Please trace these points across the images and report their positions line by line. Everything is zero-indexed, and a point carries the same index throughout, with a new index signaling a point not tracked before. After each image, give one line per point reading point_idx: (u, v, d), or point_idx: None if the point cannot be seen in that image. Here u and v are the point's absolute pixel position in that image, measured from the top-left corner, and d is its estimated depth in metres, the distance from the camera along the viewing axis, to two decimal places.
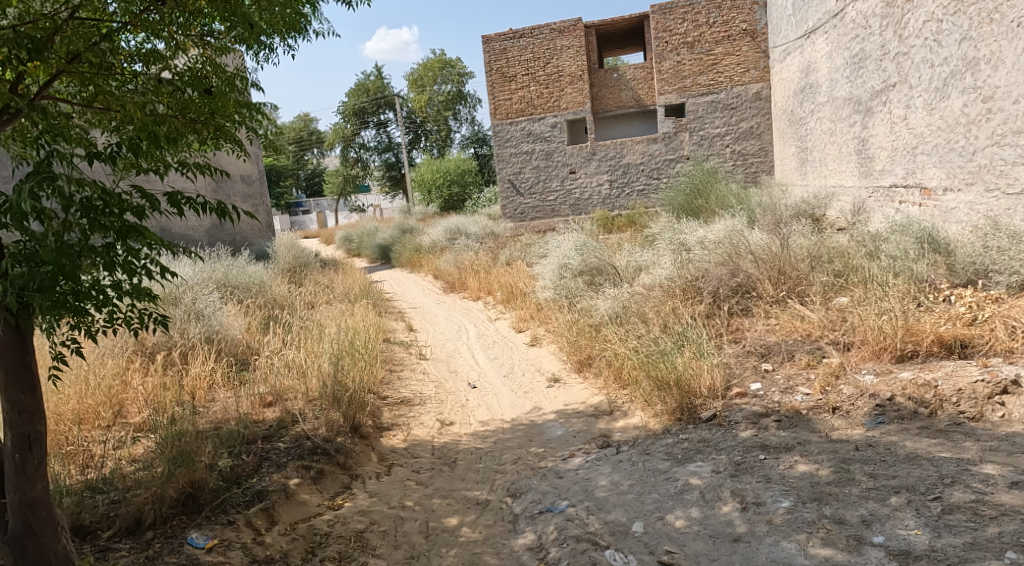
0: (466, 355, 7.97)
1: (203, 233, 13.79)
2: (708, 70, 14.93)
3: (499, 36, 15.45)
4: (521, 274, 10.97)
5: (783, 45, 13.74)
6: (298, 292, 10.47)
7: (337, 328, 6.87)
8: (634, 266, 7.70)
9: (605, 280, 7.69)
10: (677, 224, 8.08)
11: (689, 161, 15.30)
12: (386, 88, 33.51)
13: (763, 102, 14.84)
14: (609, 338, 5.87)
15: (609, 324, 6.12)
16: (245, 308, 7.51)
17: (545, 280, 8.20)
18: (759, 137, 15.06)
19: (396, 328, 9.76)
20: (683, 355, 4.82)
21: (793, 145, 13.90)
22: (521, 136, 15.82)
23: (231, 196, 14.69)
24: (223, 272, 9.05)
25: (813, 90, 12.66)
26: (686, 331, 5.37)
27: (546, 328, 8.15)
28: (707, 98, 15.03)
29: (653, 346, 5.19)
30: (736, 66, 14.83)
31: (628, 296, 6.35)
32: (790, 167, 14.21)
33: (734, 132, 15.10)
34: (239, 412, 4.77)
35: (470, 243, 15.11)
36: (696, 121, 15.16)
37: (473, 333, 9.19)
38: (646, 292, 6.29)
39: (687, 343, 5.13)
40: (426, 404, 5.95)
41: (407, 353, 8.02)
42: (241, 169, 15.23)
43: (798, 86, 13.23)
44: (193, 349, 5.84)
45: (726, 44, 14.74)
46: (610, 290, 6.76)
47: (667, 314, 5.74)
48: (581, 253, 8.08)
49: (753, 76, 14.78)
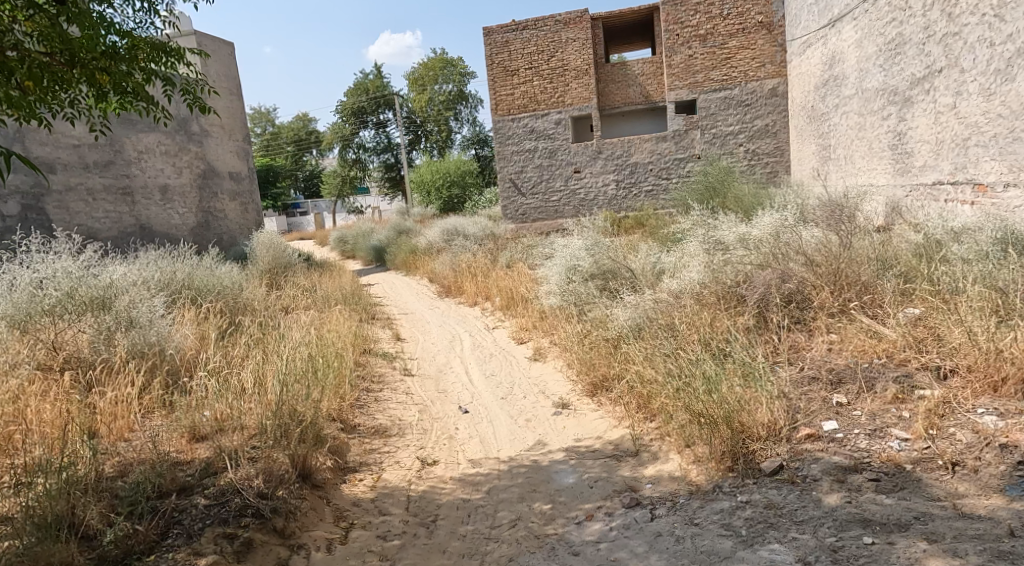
0: (459, 371, 6.91)
1: (185, 232, 12.73)
2: (721, 64, 13.88)
3: (501, 27, 14.39)
4: (520, 278, 9.85)
5: (802, 37, 12.71)
6: (274, 297, 9.42)
7: (303, 341, 5.79)
8: (653, 274, 6.60)
9: (621, 289, 6.60)
10: (703, 220, 6.98)
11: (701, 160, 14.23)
12: (385, 87, 32.52)
13: (780, 99, 13.78)
14: (630, 356, 4.83)
15: (630, 340, 5.04)
16: (200, 317, 6.48)
17: (549, 286, 7.11)
18: (775, 135, 13.98)
19: (381, 337, 8.70)
20: (734, 386, 3.75)
21: (812, 143, 12.84)
22: (523, 133, 14.77)
23: (217, 194, 13.67)
24: (186, 274, 8.07)
25: (838, 83, 11.59)
26: (729, 351, 4.32)
27: (551, 341, 7.10)
28: (720, 94, 13.98)
29: (690, 371, 4.13)
30: (751, 61, 13.78)
31: (650, 306, 5.29)
32: (809, 166, 13.14)
33: (749, 130, 14.03)
34: (158, 455, 3.73)
35: (468, 244, 14.04)
36: (709, 118, 14.10)
37: (468, 345, 8.08)
38: (674, 302, 5.21)
39: (733, 367, 4.08)
40: (406, 436, 4.90)
41: (391, 370, 6.93)
42: (229, 165, 14.18)
43: (820, 80, 12.18)
44: (121, 367, 4.83)
45: (741, 37, 13.70)
46: (627, 299, 5.69)
47: (703, 331, 4.66)
48: (593, 254, 7.01)
49: (769, 71, 13.73)
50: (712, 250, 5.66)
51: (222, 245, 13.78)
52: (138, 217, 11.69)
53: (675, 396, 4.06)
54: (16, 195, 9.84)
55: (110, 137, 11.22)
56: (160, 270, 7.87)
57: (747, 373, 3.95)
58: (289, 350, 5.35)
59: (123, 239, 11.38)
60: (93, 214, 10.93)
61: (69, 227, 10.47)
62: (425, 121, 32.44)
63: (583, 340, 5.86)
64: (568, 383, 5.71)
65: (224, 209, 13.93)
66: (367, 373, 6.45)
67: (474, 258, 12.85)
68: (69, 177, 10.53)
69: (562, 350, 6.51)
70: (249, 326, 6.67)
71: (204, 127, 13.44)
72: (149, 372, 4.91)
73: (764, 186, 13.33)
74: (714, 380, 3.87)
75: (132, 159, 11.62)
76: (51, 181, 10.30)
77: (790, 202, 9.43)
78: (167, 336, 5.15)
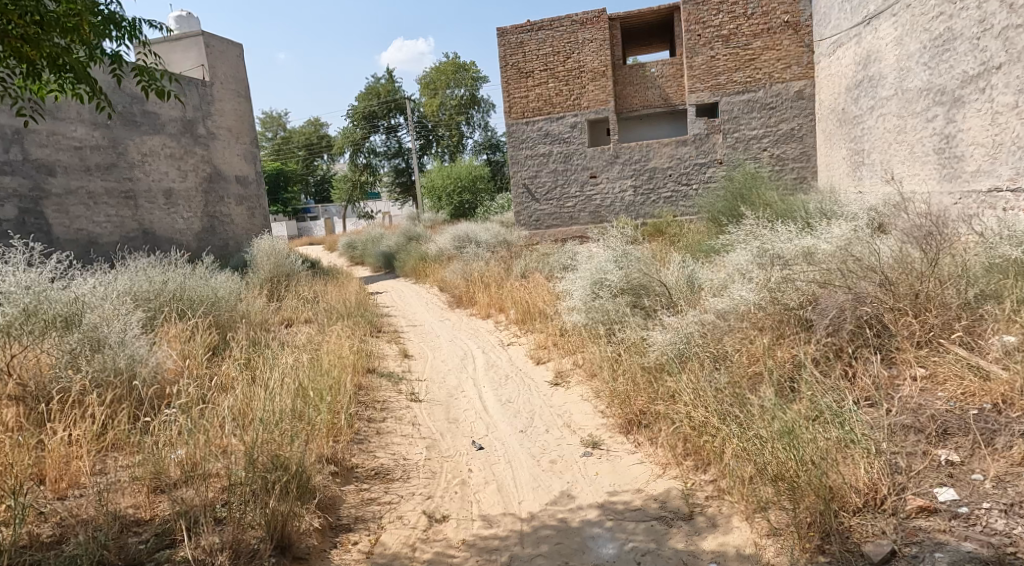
0: (471, 395, 6.22)
1: (189, 238, 12.10)
2: (745, 66, 13.13)
3: (516, 27, 13.76)
4: (537, 290, 9.11)
5: (833, 36, 11.90)
6: (273, 310, 8.79)
7: (298, 364, 5.12)
8: (688, 292, 5.88)
9: (658, 309, 5.88)
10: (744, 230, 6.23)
11: (723, 166, 13.47)
12: (397, 91, 32.04)
13: (807, 102, 12.98)
14: (676, 391, 4.14)
15: (674, 372, 4.30)
16: (185, 335, 5.81)
17: (572, 302, 6.40)
18: (801, 140, 13.18)
19: (387, 354, 8.04)
20: (822, 440, 3.12)
21: (843, 148, 12.01)
22: (537, 137, 14.08)
23: (224, 198, 13.11)
24: (176, 283, 7.42)
25: (874, 83, 10.74)
26: (804, 391, 3.65)
27: (574, 362, 6.40)
28: (743, 97, 13.23)
29: (763, 419, 3.43)
30: (777, 62, 13.00)
31: (695, 330, 4.55)
32: (839, 172, 12.31)
33: (774, 134, 13.25)
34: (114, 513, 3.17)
35: (480, 251, 13.32)
36: (731, 122, 13.35)
37: (480, 365, 7.37)
38: (726, 330, 4.47)
39: (813, 415, 3.37)
40: (411, 480, 4.21)
41: (395, 394, 6.22)
42: (236, 168, 13.58)
43: (853, 81, 11.37)
44: (84, 396, 4.19)
45: (766, 37, 12.95)
46: (665, 319, 4.97)
47: (766, 365, 3.92)
48: (622, 266, 6.30)
49: (796, 73, 12.94)
50: (764, 264, 4.90)
51: (227, 251, 13.16)
52: (141, 221, 11.01)
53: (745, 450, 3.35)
54: (13, 198, 9.03)
55: (112, 138, 10.57)
56: (147, 280, 7.23)
57: (831, 420, 3.29)
58: (281, 376, 4.69)
59: (126, 244, 10.64)
60: (94, 218, 10.15)
61: (68, 232, 9.72)
62: (437, 125, 31.86)
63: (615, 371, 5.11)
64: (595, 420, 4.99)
65: (231, 214, 13.33)
66: (365, 400, 5.73)
67: (486, 266, 12.15)
68: (69, 179, 9.78)
69: (592, 375, 5.78)
70: (240, 344, 6.03)
71: (211, 129, 12.89)
72: (117, 401, 4.28)
73: (792, 193, 12.58)
74: (795, 431, 3.19)
75: (136, 162, 10.99)
76: (51, 183, 9.54)
77: (829, 211, 8.67)
78: (145, 355, 4.51)
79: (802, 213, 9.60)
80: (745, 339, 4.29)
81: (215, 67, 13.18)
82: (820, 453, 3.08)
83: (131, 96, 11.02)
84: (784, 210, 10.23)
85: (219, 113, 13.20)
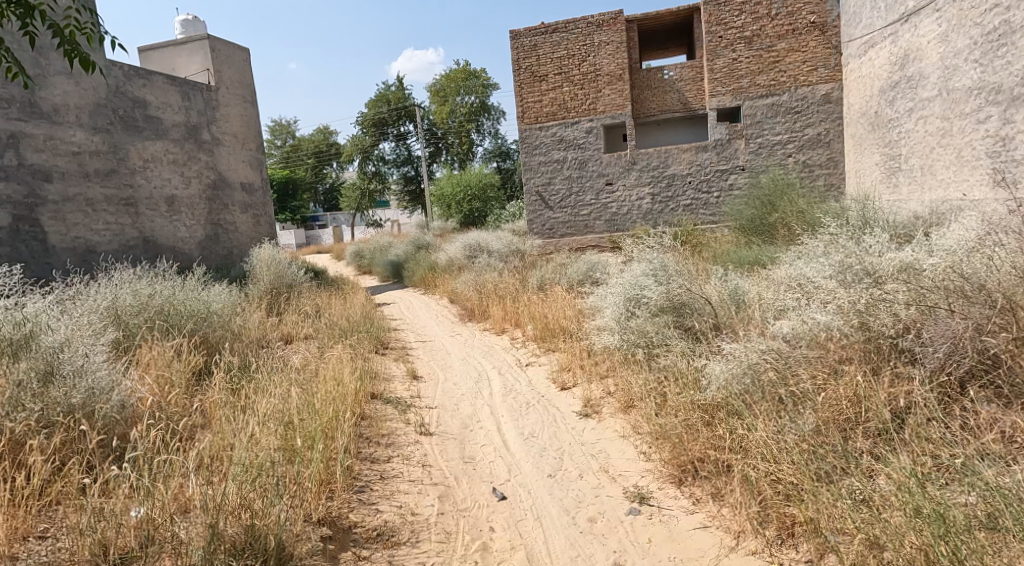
0: (489, 427, 5.49)
1: (192, 246, 11.43)
2: (769, 68, 12.35)
3: (529, 30, 13.09)
4: (556, 304, 8.31)
5: (864, 35, 10.97)
6: (271, 327, 8.07)
7: (299, 397, 4.46)
8: (738, 313, 5.13)
9: (705, 333, 5.11)
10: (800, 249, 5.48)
11: (745, 173, 12.66)
12: (408, 98, 31.57)
13: (835, 106, 12.15)
14: (749, 439, 3.46)
15: (743, 415, 3.57)
16: (164, 360, 5.12)
17: (604, 321, 5.69)
18: (829, 145, 12.35)
19: (393, 374, 7.30)
20: (980, 535, 2.67)
21: (877, 153, 11.08)
22: (551, 142, 13.34)
23: (228, 206, 12.44)
24: (165, 296, 6.75)
25: (913, 84, 9.69)
26: (929, 439, 3.15)
27: (605, 391, 5.64)
28: (767, 100, 12.44)
29: (893, 494, 2.92)
30: (803, 64, 12.19)
31: (763, 360, 3.81)
32: (871, 178, 11.37)
33: (799, 140, 12.44)
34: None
35: (493, 261, 12.52)
36: (755, 127, 12.55)
37: (495, 390, 6.58)
38: (807, 361, 3.71)
39: (954, 482, 2.94)
40: (414, 543, 3.51)
41: (402, 426, 5.47)
42: (241, 174, 12.92)
43: (888, 82, 10.41)
44: (27, 439, 3.53)
45: (791, 38, 12.18)
46: (724, 347, 4.23)
47: (874, 413, 3.31)
48: (660, 281, 5.55)
49: (823, 76, 12.12)
50: (847, 282, 4.12)
51: (231, 261, 12.48)
52: (141, 229, 10.30)
53: (875, 538, 2.84)
54: (6, 204, 8.33)
55: (112, 143, 9.91)
56: (131, 293, 6.55)
57: (994, 502, 2.76)
58: (272, 414, 4.02)
59: (126, 253, 9.94)
60: (93, 227, 9.45)
61: (65, 241, 9.01)
62: (447, 133, 31.23)
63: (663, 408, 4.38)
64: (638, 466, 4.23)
65: (235, 222, 12.68)
66: (364, 435, 4.98)
67: (500, 277, 11.39)
68: (66, 186, 9.08)
69: (634, 407, 4.97)
70: (230, 369, 5.33)
71: (216, 134, 12.25)
72: (67, 442, 3.62)
73: (823, 200, 11.74)
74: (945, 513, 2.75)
75: (137, 168, 10.32)
76: (47, 190, 8.84)
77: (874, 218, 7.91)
78: (108, 389, 3.85)
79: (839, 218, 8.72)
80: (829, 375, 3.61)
81: (220, 71, 12.54)
82: (987, 552, 2.62)
83: (133, 99, 10.38)
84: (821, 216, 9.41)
85: (224, 118, 12.57)
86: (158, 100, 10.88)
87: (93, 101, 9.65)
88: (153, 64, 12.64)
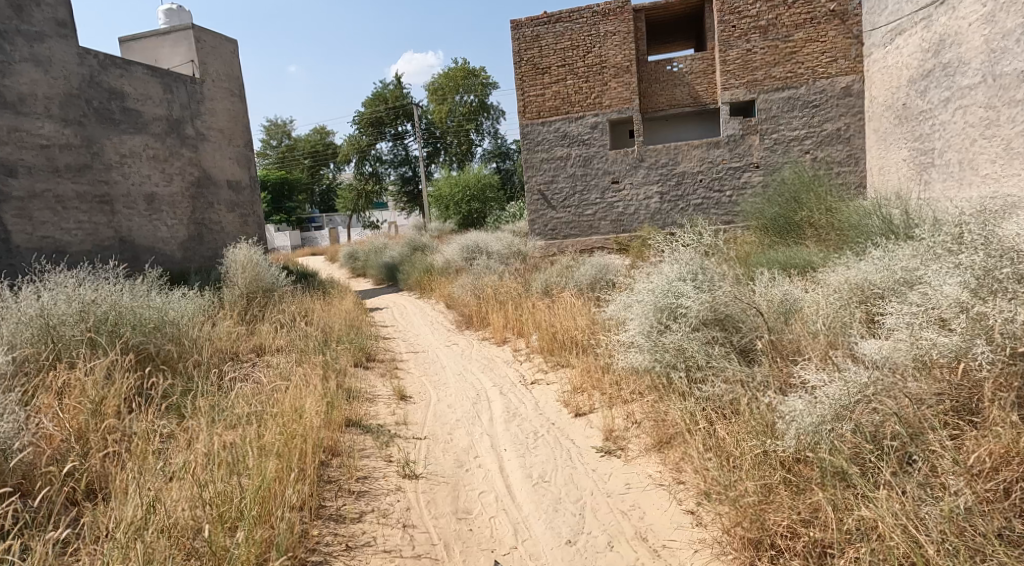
0: (496, 459, 4.58)
1: (174, 248, 10.31)
2: (784, 59, 11.21)
3: (531, 19, 12.08)
4: (566, 309, 7.25)
5: (890, 22, 9.86)
6: (248, 342, 7.07)
7: (270, 447, 3.74)
8: (807, 336, 4.13)
9: (768, 355, 4.12)
10: (879, 266, 4.54)
11: (759, 170, 11.55)
12: (405, 97, 30.53)
13: (855, 99, 11.02)
14: (874, 522, 2.84)
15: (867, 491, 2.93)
16: (82, 386, 4.09)
17: (628, 336, 4.68)
18: (848, 141, 11.21)
19: (381, 393, 6.28)
20: None
21: (903, 148, 9.92)
22: (554, 138, 12.28)
23: (214, 205, 11.31)
24: (111, 299, 5.71)
25: (950, 72, 8.48)
26: None
27: (633, 419, 4.63)
28: (783, 93, 11.29)
29: None
30: (820, 55, 11.07)
31: (890, 388, 3.20)
32: (895, 177, 10.24)
33: (817, 135, 11.29)
34: None
35: (492, 263, 11.44)
36: (770, 122, 11.41)
37: (495, 415, 5.53)
38: (910, 419, 3.07)
39: None
40: None
41: (383, 464, 4.43)
42: (226, 171, 11.76)
43: (918, 71, 9.21)
44: None
45: (809, 27, 11.03)
46: (813, 383, 3.38)
47: None
48: (703, 288, 4.54)
49: (842, 67, 10.99)
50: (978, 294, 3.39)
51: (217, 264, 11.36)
52: (118, 229, 9.20)
53: None
54: None
55: (86, 137, 8.84)
56: (65, 298, 5.50)
57: None
58: (219, 480, 3.41)
59: (100, 256, 8.85)
60: (65, 226, 8.39)
61: (31, 241, 7.97)
62: (445, 133, 30.23)
63: (727, 462, 3.43)
64: (700, 540, 3.31)
65: (222, 222, 11.58)
66: (328, 482, 4.02)
67: (500, 281, 10.33)
68: (33, 182, 8.04)
69: (680, 447, 3.92)
70: (181, 407, 4.37)
71: (201, 130, 11.17)
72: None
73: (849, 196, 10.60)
74: None
75: (113, 164, 9.23)
76: (11, 185, 7.82)
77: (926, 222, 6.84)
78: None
79: (877, 218, 7.61)
80: (900, 447, 3.05)
81: (205, 64, 11.42)
82: None
83: (109, 90, 9.30)
84: (848, 217, 8.32)
85: (210, 113, 11.47)
86: (137, 92, 9.80)
87: (65, 92, 8.59)
88: (135, 55, 11.58)
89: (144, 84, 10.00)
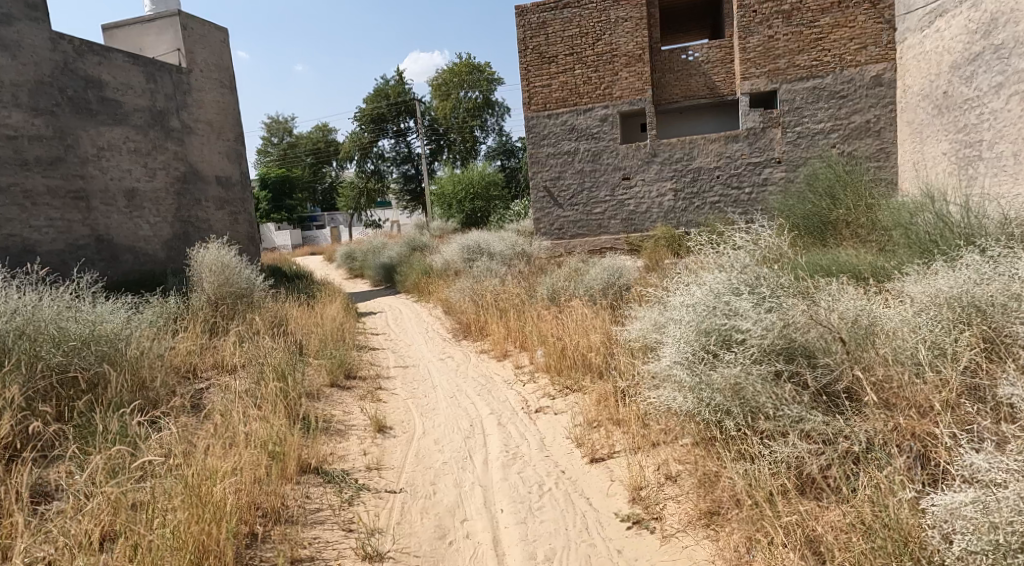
0: (490, 521, 3.54)
1: (157, 247, 9.09)
2: (810, 47, 10.03)
3: (537, 5, 10.98)
4: (577, 320, 6.12)
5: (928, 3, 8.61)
6: (203, 359, 5.94)
7: (160, 537, 2.89)
8: (913, 376, 3.05)
9: (868, 402, 3.04)
10: (997, 277, 3.39)
11: (781, 166, 10.37)
12: (407, 93, 29.42)
13: (885, 89, 9.80)
14: None
15: None
16: None
17: (663, 363, 3.59)
18: (878, 134, 9.98)
19: (357, 422, 5.18)
20: None
21: (943, 143, 8.63)
22: (561, 132, 11.17)
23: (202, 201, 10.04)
24: (20, 306, 4.58)
25: (1004, 54, 7.21)
26: None
27: (669, 469, 3.55)
28: (807, 83, 10.10)
29: None
30: (848, 42, 9.83)
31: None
32: (933, 169, 8.91)
33: (844, 128, 10.07)
34: None
35: (492, 264, 10.30)
36: (793, 113, 10.21)
37: (492, 456, 4.40)
38: None
39: None
40: None
41: (341, 537, 3.36)
42: (215, 166, 10.48)
43: (961, 56, 7.89)
44: None
45: (836, 11, 9.84)
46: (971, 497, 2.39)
47: None
48: (764, 306, 3.44)
49: (873, 55, 9.76)
50: None
51: None
52: (94, 227, 8.04)
53: None
54: None
55: (59, 127, 7.72)
56: None
57: None
58: None
59: (74, 258, 7.72)
60: (32, 224, 7.30)
61: None
62: (449, 131, 29.16)
63: None
64: None
65: (210, 221, 10.26)
66: None
67: (500, 285, 9.22)
68: None
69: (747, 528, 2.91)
70: (99, 466, 3.28)
71: (188, 122, 9.90)
72: None
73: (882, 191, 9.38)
74: None
75: (90, 157, 8.07)
76: None
77: (1004, 225, 5.69)
78: None
79: (927, 217, 6.43)
80: None
81: (193, 51, 10.26)
82: None
83: (85, 78, 8.15)
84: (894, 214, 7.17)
85: (198, 103, 10.22)
86: (117, 81, 8.62)
87: (34, 79, 7.49)
88: (119, 44, 10.41)
89: (127, 70, 8.83)
